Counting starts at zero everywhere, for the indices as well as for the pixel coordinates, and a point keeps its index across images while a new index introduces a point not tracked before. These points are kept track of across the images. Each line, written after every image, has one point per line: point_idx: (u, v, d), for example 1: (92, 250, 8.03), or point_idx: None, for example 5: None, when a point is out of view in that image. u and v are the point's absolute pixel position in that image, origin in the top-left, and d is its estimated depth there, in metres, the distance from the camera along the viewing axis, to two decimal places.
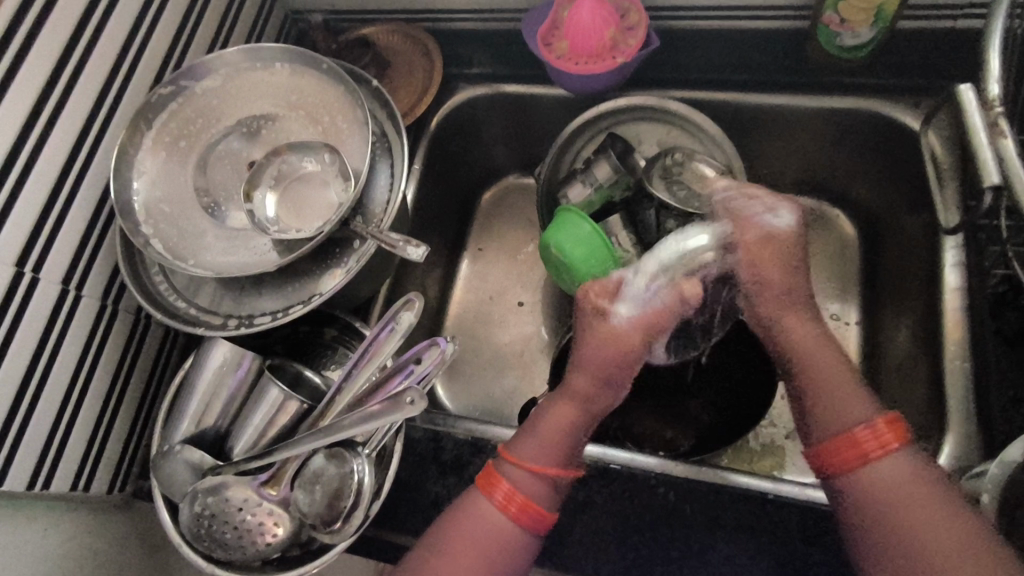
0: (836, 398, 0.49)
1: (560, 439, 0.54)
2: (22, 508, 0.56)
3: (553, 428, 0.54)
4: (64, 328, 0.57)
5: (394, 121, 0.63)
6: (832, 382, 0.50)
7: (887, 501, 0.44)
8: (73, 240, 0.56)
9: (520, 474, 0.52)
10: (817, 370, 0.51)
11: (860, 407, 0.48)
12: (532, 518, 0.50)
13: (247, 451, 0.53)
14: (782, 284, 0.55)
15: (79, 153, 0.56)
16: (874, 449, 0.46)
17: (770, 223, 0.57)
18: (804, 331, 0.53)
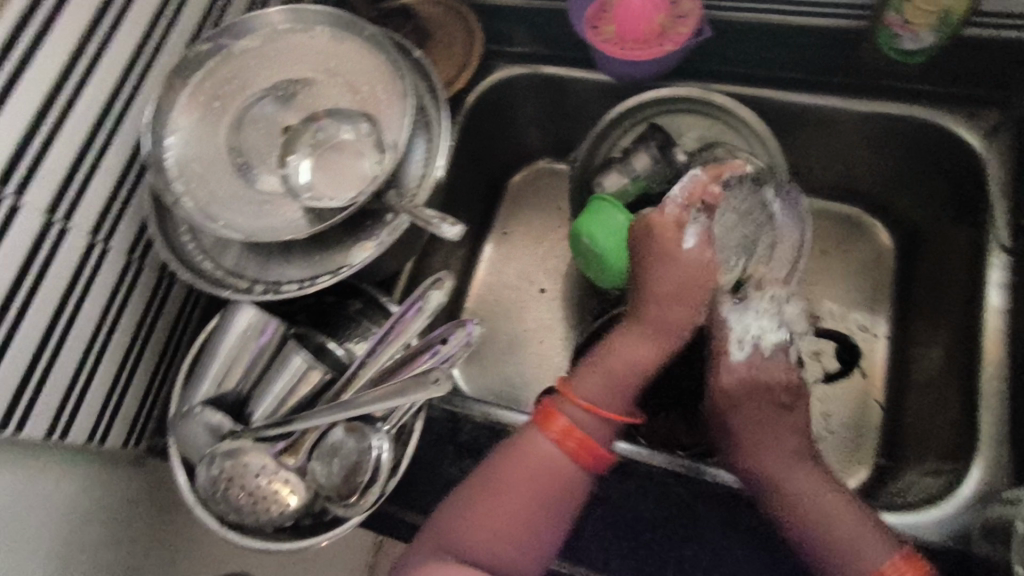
0: (844, 529, 0.48)
1: (628, 376, 0.56)
2: (37, 456, 0.57)
3: (625, 358, 0.56)
4: (89, 283, 0.56)
5: (436, 95, 0.62)
6: (842, 518, 0.49)
7: None
8: (104, 192, 0.56)
9: (581, 416, 0.53)
10: (821, 510, 0.50)
11: (872, 542, 0.47)
12: (589, 456, 0.52)
13: (266, 417, 0.53)
14: (754, 454, 0.53)
15: (115, 105, 0.55)
16: None
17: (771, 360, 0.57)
18: (820, 492, 0.50)
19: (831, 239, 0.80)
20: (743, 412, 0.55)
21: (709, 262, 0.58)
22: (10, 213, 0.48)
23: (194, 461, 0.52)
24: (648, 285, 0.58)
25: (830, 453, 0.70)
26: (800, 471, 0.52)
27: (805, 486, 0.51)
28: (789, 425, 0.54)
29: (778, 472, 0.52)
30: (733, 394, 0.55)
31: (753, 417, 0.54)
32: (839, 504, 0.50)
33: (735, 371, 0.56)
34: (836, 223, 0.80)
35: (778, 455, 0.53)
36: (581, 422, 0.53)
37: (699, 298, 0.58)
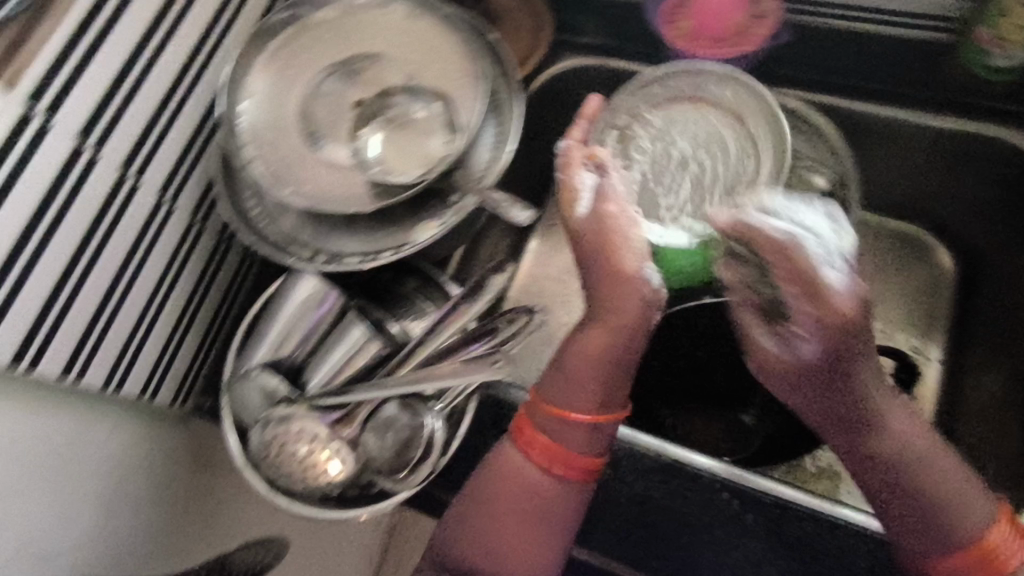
0: (937, 493, 0.46)
1: (589, 368, 0.50)
2: (91, 405, 0.58)
3: (593, 346, 0.50)
4: (153, 240, 0.57)
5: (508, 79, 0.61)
6: (932, 478, 0.46)
7: None
8: (176, 151, 0.56)
9: (557, 429, 0.50)
10: (913, 476, 0.46)
11: (971, 503, 0.45)
12: (575, 470, 0.49)
13: (321, 387, 0.53)
14: (844, 415, 0.47)
15: (194, 64, 0.55)
16: (1007, 550, 0.44)
17: (840, 325, 0.44)
18: (921, 457, 0.46)
19: (889, 259, 0.78)
20: (814, 394, 0.48)
21: (624, 217, 0.51)
22: (89, 164, 0.49)
23: (246, 425, 0.53)
24: (586, 267, 0.52)
25: None
26: (897, 431, 0.47)
27: (888, 445, 0.47)
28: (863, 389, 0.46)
29: (869, 445, 0.47)
30: (794, 376, 0.48)
31: (824, 394, 0.48)
32: (943, 471, 0.46)
33: (805, 348, 0.46)
34: (895, 243, 0.78)
35: (871, 413, 0.47)
36: (546, 431, 0.50)
37: (626, 265, 0.50)
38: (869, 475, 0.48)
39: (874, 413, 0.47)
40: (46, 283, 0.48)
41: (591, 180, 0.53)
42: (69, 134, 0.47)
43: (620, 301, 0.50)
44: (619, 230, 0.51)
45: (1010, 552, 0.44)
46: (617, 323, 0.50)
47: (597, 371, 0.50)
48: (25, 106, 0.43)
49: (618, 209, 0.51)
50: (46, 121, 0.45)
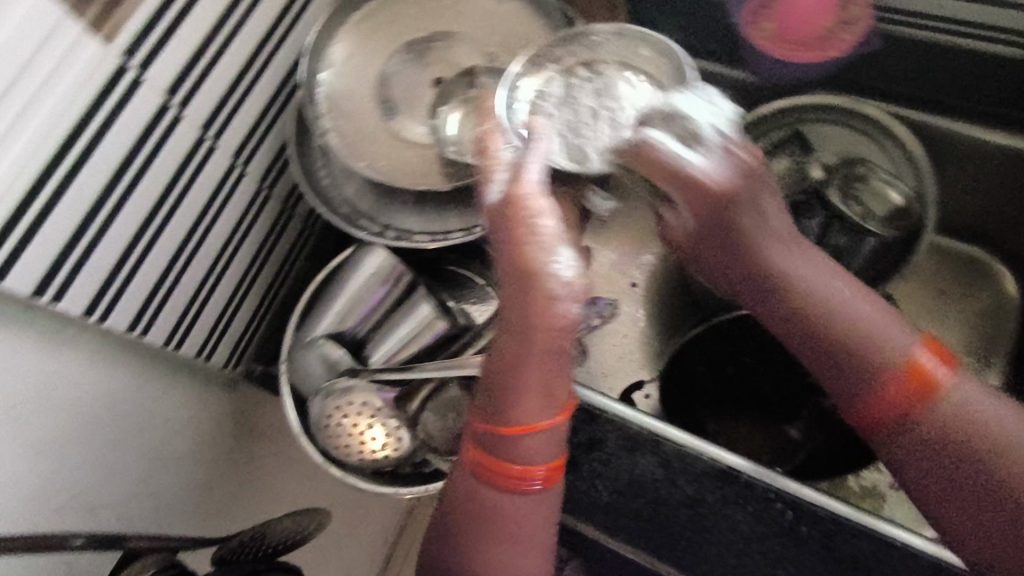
0: (857, 333, 0.46)
1: (515, 373, 0.41)
2: (151, 362, 0.59)
3: (513, 355, 0.41)
4: (222, 203, 0.57)
5: None
6: (856, 317, 0.46)
7: (966, 428, 0.42)
8: (253, 115, 0.56)
9: (502, 444, 0.42)
10: (794, 320, 0.49)
11: (845, 328, 0.46)
12: (536, 481, 0.43)
13: (382, 362, 0.53)
14: (755, 277, 0.51)
15: (279, 29, 0.55)
16: (924, 376, 0.43)
17: (723, 190, 0.52)
18: (824, 296, 0.48)
19: (950, 281, 0.76)
20: (720, 262, 0.54)
21: (542, 205, 0.41)
22: (172, 122, 0.49)
23: (306, 395, 0.53)
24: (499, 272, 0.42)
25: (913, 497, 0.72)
26: (806, 277, 0.49)
27: (797, 297, 0.49)
28: (761, 252, 0.51)
29: (775, 301, 0.51)
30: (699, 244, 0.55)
31: (728, 261, 0.54)
32: (844, 305, 0.47)
33: (701, 216, 0.54)
34: (958, 266, 0.75)
35: (780, 268, 0.50)
36: (487, 438, 0.43)
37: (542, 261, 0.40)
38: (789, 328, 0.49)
39: (775, 265, 0.51)
40: (121, 238, 0.49)
41: (507, 160, 0.45)
42: (157, 91, 0.47)
43: (540, 301, 0.40)
44: (534, 225, 0.40)
45: (925, 364, 0.43)
46: (540, 324, 0.40)
47: (532, 368, 0.41)
48: (121, 60, 0.43)
49: (530, 194, 0.41)
50: (137, 77, 0.45)
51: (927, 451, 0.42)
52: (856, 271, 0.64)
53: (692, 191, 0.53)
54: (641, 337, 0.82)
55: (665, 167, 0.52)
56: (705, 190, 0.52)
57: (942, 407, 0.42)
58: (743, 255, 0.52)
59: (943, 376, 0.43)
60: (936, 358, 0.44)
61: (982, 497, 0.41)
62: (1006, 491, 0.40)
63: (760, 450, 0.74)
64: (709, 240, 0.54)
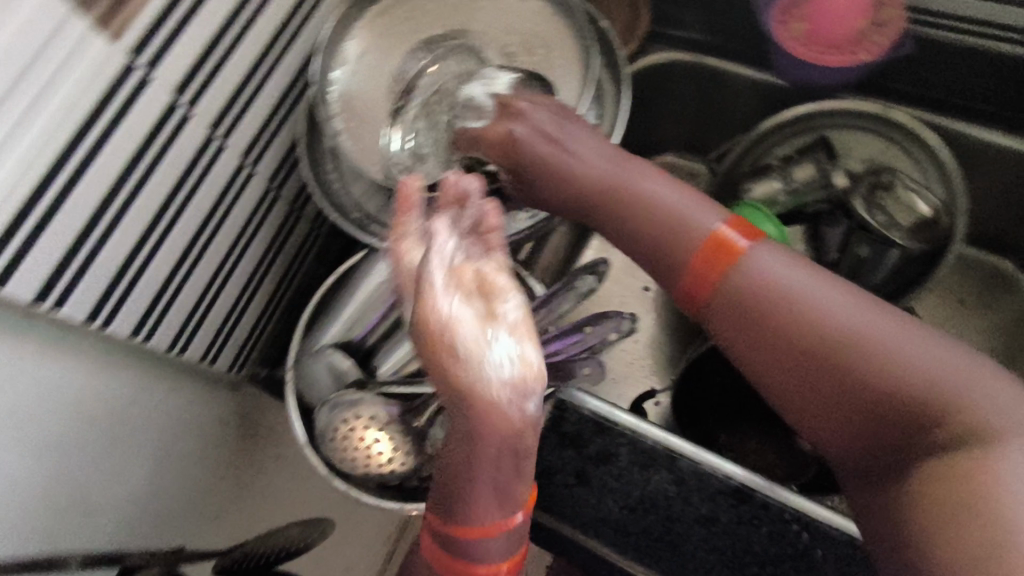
0: (664, 224, 0.47)
1: (461, 481, 0.37)
2: (156, 366, 0.57)
3: (457, 465, 0.36)
4: (231, 204, 0.56)
5: (613, 71, 0.58)
6: (655, 206, 0.47)
7: (778, 300, 0.42)
8: (263, 114, 0.55)
9: (452, 546, 0.39)
10: (616, 228, 0.49)
11: (654, 225, 0.47)
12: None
13: (391, 373, 0.52)
14: (576, 193, 0.51)
15: (292, 26, 0.53)
16: (729, 259, 0.44)
17: (504, 134, 0.52)
18: (636, 193, 0.49)
19: (972, 292, 0.74)
20: (541, 200, 0.54)
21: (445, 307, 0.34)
22: (179, 123, 0.47)
23: (312, 404, 0.51)
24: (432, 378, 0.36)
25: None
26: (616, 178, 0.50)
27: (600, 206, 0.50)
28: (572, 180, 0.51)
29: (598, 221, 0.51)
30: (523, 193, 0.54)
31: (552, 198, 0.53)
32: (653, 196, 0.48)
33: (514, 170, 0.53)
34: (979, 277, 0.74)
35: (591, 177, 0.50)
36: (437, 543, 0.39)
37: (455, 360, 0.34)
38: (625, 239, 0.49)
39: (593, 172, 0.50)
40: (127, 242, 0.47)
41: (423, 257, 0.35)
42: (166, 90, 0.45)
43: (485, 413, 0.34)
44: (453, 338, 0.33)
45: (730, 242, 0.44)
46: (484, 437, 0.34)
47: (482, 481, 0.36)
48: (128, 59, 0.41)
49: (440, 307, 0.33)
50: (145, 76, 0.43)
51: (744, 334, 0.43)
52: (874, 284, 0.63)
53: (502, 134, 0.52)
54: (653, 341, 0.81)
55: (476, 134, 0.54)
56: (497, 142, 0.53)
57: (748, 282, 0.43)
58: (561, 170, 0.51)
59: (748, 250, 0.44)
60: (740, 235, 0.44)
61: (811, 371, 0.41)
62: (837, 358, 0.40)
63: (775, 463, 0.72)
64: (529, 185, 0.53)
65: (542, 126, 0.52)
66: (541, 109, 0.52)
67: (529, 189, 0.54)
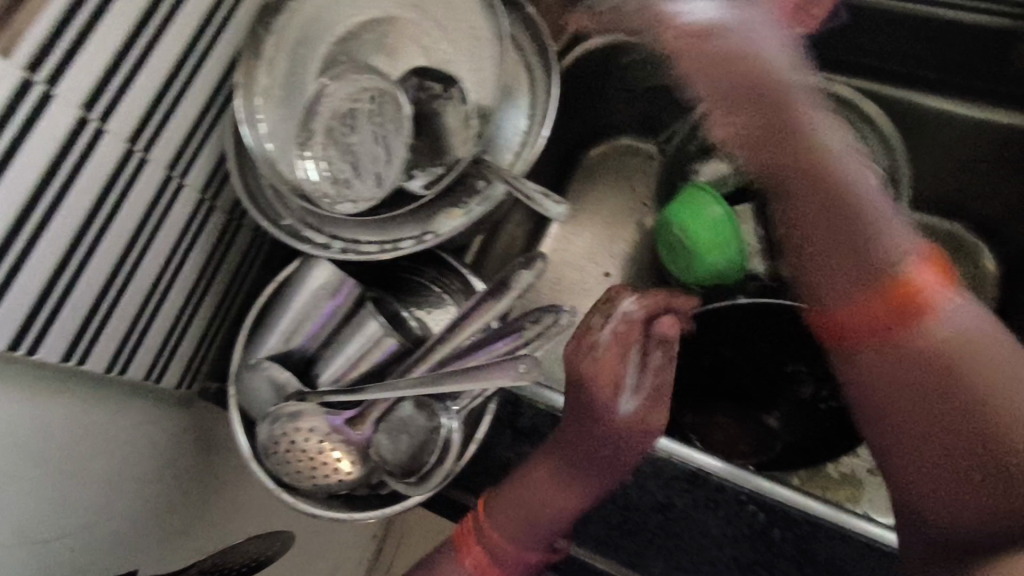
0: (835, 217, 0.43)
1: (561, 494, 0.52)
2: (98, 389, 0.56)
3: (562, 481, 0.52)
4: (162, 217, 0.54)
5: (545, 57, 0.56)
6: (845, 194, 0.43)
7: (950, 350, 0.40)
8: (186, 123, 0.53)
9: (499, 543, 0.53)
10: (778, 181, 0.45)
11: (842, 223, 0.43)
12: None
13: (331, 382, 0.51)
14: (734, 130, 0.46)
15: (210, 30, 0.51)
16: (926, 293, 0.41)
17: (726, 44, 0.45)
18: (843, 180, 0.43)
19: None
20: (699, 78, 0.46)
21: (643, 402, 0.51)
22: (93, 139, 0.45)
23: (255, 418, 0.51)
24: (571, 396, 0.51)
25: None
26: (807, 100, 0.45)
27: (795, 146, 0.44)
28: (772, 108, 0.44)
29: (752, 150, 0.45)
30: (705, 74, 0.46)
31: (732, 111, 0.45)
32: (820, 172, 0.43)
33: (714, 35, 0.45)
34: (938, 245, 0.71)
35: (781, 81, 0.44)
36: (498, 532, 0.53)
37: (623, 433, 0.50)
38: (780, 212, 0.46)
39: (761, 114, 0.44)
40: (47, 265, 0.45)
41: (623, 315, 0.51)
42: (73, 105, 0.43)
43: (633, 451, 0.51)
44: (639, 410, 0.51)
45: (923, 288, 0.41)
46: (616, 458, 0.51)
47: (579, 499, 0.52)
48: (25, 76, 0.39)
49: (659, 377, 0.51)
50: (48, 92, 0.41)
51: (889, 368, 0.42)
52: None
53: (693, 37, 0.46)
54: None
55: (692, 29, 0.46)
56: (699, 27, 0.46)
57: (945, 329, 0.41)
58: (740, 104, 0.45)
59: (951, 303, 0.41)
60: (939, 276, 0.42)
61: (949, 424, 0.40)
62: (967, 407, 0.39)
63: (740, 442, 0.72)
64: (705, 56, 0.46)
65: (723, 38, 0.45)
66: (759, 25, 0.45)
67: (711, 75, 0.45)
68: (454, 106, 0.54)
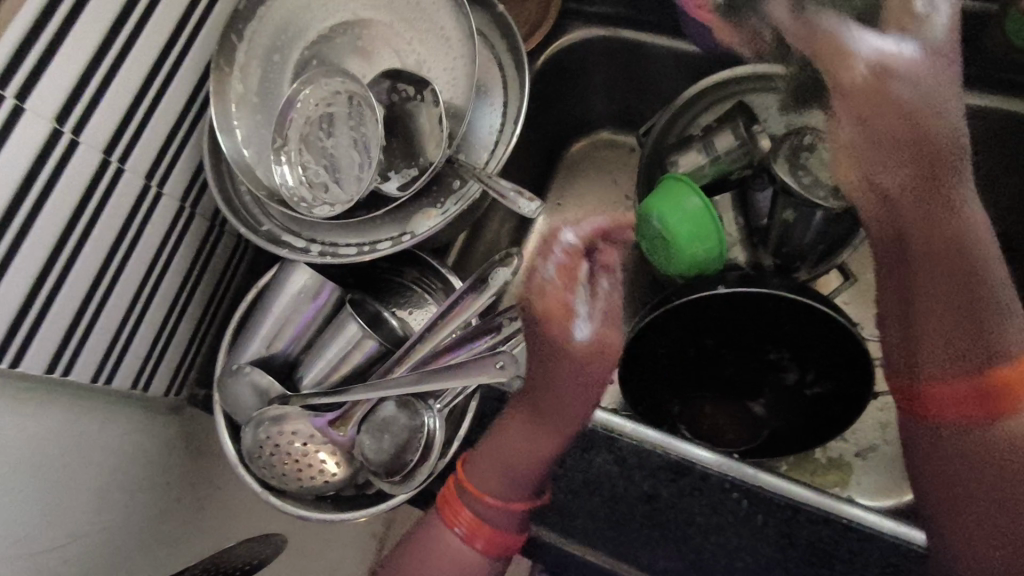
0: (968, 307, 0.49)
1: (533, 441, 0.58)
2: (85, 400, 0.56)
3: (529, 427, 0.58)
4: (141, 228, 0.54)
5: (515, 54, 0.56)
6: (976, 291, 0.49)
7: None
8: (162, 133, 0.53)
9: (486, 513, 0.58)
10: (919, 267, 0.50)
11: (950, 312, 0.49)
12: (498, 549, 0.58)
13: (314, 385, 0.52)
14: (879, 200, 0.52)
15: (180, 39, 0.51)
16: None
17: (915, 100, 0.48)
18: (986, 255, 0.50)
19: None
20: (879, 129, 0.49)
21: (598, 328, 0.58)
22: (68, 151, 0.46)
23: (240, 422, 0.51)
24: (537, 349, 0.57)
25: (881, 463, 0.71)
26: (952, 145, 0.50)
27: (925, 235, 0.50)
28: (937, 164, 0.49)
29: (913, 221, 0.50)
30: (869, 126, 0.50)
31: (905, 175, 0.50)
32: (959, 240, 0.49)
33: (882, 91, 0.48)
34: None
35: (943, 137, 0.49)
36: (479, 501, 0.58)
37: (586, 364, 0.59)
38: (886, 253, 0.53)
39: (925, 169, 0.49)
40: (26, 277, 0.46)
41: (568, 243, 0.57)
42: (44, 118, 0.43)
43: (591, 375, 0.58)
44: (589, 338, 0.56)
45: None
46: (584, 386, 0.58)
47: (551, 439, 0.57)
48: None
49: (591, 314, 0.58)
50: (18, 106, 0.41)
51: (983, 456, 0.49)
52: (807, 243, 0.63)
53: (860, 83, 0.49)
54: None
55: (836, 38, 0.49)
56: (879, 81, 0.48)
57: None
58: (891, 150, 0.50)
59: None
60: None
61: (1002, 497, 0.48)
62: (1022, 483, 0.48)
63: (728, 431, 0.73)
64: (890, 123, 0.49)
65: (911, 83, 0.48)
66: (926, 74, 0.48)
67: (873, 128, 0.50)
68: (429, 108, 0.53)
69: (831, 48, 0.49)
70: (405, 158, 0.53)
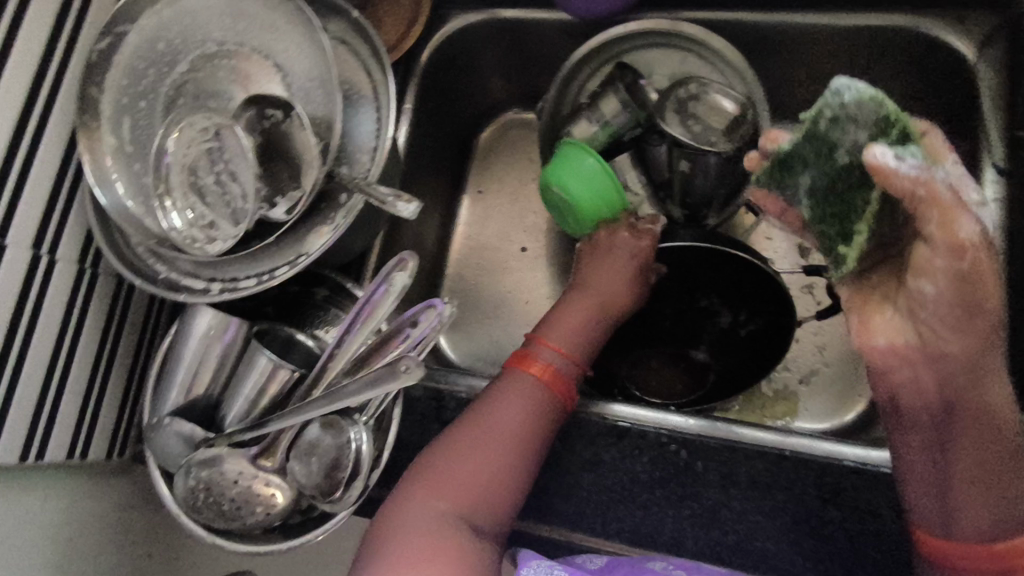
0: (1004, 471, 0.43)
1: (584, 323, 0.62)
2: (18, 480, 0.55)
3: (581, 313, 0.63)
4: (40, 300, 0.53)
5: (380, 59, 0.57)
6: (1000, 456, 0.43)
7: None
8: (40, 199, 0.52)
9: (552, 354, 0.58)
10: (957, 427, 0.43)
11: (973, 463, 0.43)
12: (562, 388, 0.57)
13: (239, 422, 0.52)
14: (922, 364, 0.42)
15: (38, 102, 0.50)
16: None
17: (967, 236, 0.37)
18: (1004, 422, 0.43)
19: None
20: (940, 320, 0.39)
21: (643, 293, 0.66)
22: None
23: (172, 470, 0.52)
24: (591, 268, 0.66)
25: (824, 386, 0.72)
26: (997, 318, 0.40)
27: (970, 395, 0.42)
28: (982, 321, 0.39)
29: (974, 383, 0.42)
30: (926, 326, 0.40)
31: (950, 320, 0.39)
32: (991, 409, 0.43)
33: (980, 247, 0.36)
34: None
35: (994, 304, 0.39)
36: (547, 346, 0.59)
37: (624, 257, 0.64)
38: (915, 418, 0.45)
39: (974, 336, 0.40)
40: None
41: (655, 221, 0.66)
42: None
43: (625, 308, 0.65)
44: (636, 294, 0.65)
45: None
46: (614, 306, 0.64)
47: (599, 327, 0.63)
48: None
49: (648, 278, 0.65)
50: None
51: None
52: (709, 188, 0.64)
53: (956, 254, 0.36)
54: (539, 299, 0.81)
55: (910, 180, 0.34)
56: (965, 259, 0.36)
57: None
58: (961, 311, 0.39)
59: None
60: None
61: None
62: None
63: (674, 381, 0.74)
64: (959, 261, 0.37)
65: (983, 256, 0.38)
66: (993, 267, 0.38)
67: (944, 258, 0.36)
68: (299, 130, 0.53)
69: (922, 190, 0.34)
70: (286, 178, 0.53)
